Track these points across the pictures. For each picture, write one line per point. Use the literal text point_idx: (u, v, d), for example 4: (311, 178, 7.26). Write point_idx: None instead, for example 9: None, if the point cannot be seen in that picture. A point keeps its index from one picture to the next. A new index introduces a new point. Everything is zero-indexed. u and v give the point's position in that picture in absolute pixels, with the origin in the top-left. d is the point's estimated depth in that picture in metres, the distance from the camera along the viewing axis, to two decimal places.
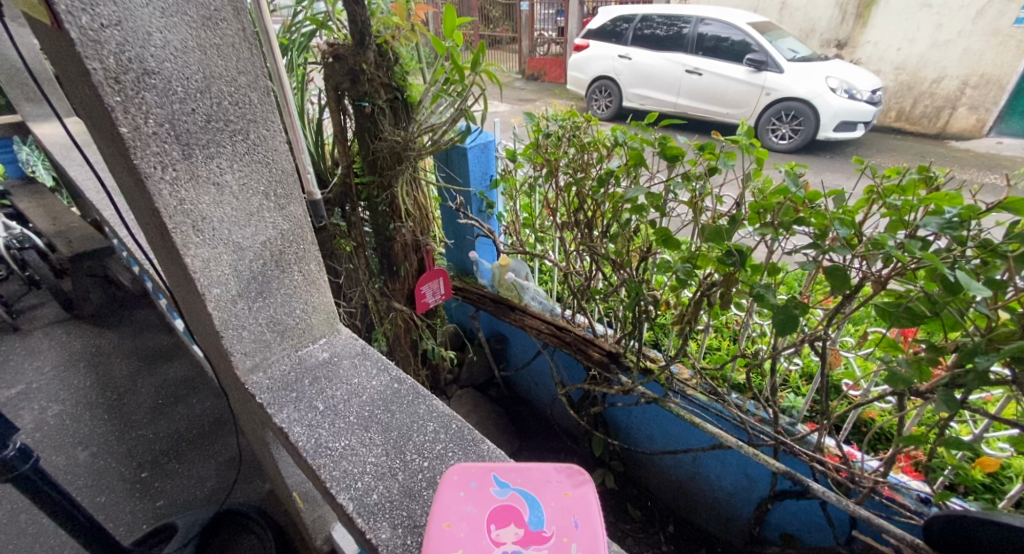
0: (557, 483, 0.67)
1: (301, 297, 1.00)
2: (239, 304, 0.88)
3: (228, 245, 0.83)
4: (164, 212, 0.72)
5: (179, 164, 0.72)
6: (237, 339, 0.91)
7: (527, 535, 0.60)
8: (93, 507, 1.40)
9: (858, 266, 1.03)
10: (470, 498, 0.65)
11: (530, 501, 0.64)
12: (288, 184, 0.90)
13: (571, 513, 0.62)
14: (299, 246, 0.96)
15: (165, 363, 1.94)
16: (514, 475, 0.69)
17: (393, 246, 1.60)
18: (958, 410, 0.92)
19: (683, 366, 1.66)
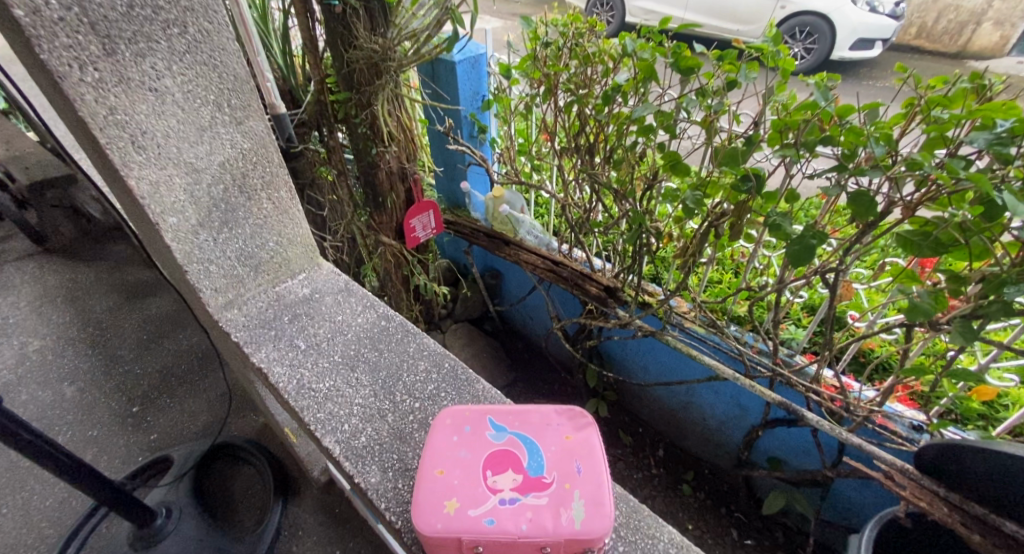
0: (557, 428, 0.67)
1: (273, 228, 0.92)
2: (201, 235, 0.80)
3: (180, 166, 0.73)
4: (92, 124, 0.61)
5: (101, 62, 0.59)
6: (204, 277, 0.83)
7: (526, 482, 0.60)
8: (85, 441, 1.39)
9: (885, 190, 0.94)
10: (465, 444, 0.66)
11: (528, 447, 0.65)
12: (243, 93, 0.79)
13: (572, 459, 0.63)
14: (266, 169, 0.86)
15: (147, 298, 1.87)
16: (513, 420, 0.70)
17: (377, 174, 1.47)
18: (974, 341, 0.88)
19: (682, 300, 1.62)
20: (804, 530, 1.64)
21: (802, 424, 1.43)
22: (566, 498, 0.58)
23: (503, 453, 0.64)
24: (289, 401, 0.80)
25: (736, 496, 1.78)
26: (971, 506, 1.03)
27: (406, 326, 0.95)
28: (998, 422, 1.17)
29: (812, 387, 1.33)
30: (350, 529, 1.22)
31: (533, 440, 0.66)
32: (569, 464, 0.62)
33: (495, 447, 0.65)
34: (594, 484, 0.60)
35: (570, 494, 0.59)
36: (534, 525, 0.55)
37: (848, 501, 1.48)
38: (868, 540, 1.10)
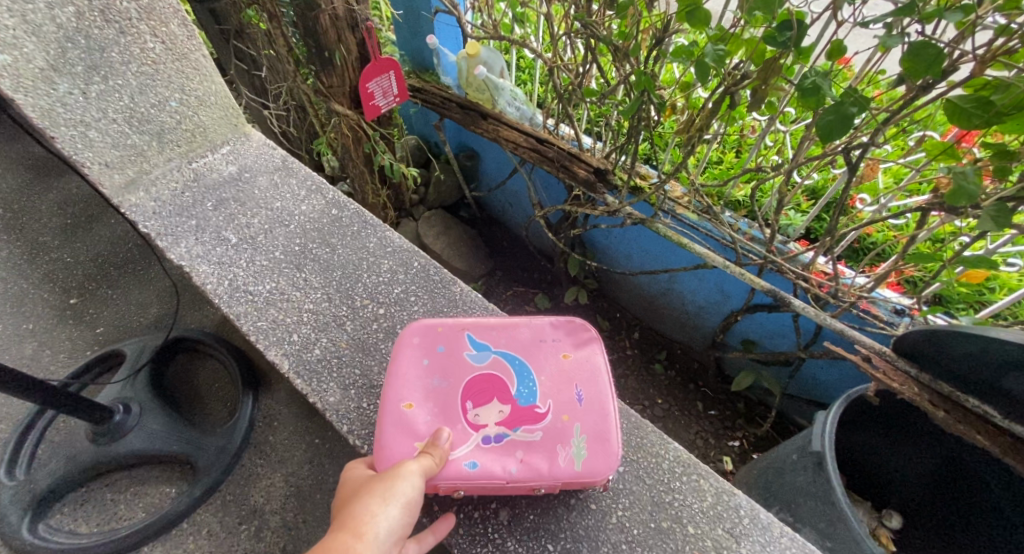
0: (556, 348, 0.78)
1: (170, 80, 0.92)
2: (58, 84, 0.79)
3: None
4: None
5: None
6: (82, 147, 0.85)
7: (515, 413, 0.69)
8: (22, 335, 1.27)
9: (950, 42, 0.76)
10: (444, 371, 0.73)
11: (517, 374, 0.74)
12: None
13: (568, 387, 0.73)
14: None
15: (62, 175, 1.59)
16: (502, 342, 0.78)
17: (319, 18, 1.18)
18: (1004, 227, 0.78)
19: (677, 183, 1.49)
20: (765, 403, 1.76)
21: (783, 309, 1.42)
22: (565, 433, 0.68)
23: (490, 380, 0.72)
24: (221, 304, 0.84)
25: (704, 374, 1.86)
26: (939, 385, 1.06)
27: (371, 220, 1.00)
28: (981, 306, 1.18)
29: (802, 274, 1.28)
30: (326, 420, 1.19)
31: (525, 367, 0.75)
32: (565, 393, 0.72)
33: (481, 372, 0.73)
34: (592, 415, 0.70)
35: (567, 429, 0.68)
36: (526, 459, 0.65)
37: (814, 377, 1.55)
38: (835, 417, 1.12)
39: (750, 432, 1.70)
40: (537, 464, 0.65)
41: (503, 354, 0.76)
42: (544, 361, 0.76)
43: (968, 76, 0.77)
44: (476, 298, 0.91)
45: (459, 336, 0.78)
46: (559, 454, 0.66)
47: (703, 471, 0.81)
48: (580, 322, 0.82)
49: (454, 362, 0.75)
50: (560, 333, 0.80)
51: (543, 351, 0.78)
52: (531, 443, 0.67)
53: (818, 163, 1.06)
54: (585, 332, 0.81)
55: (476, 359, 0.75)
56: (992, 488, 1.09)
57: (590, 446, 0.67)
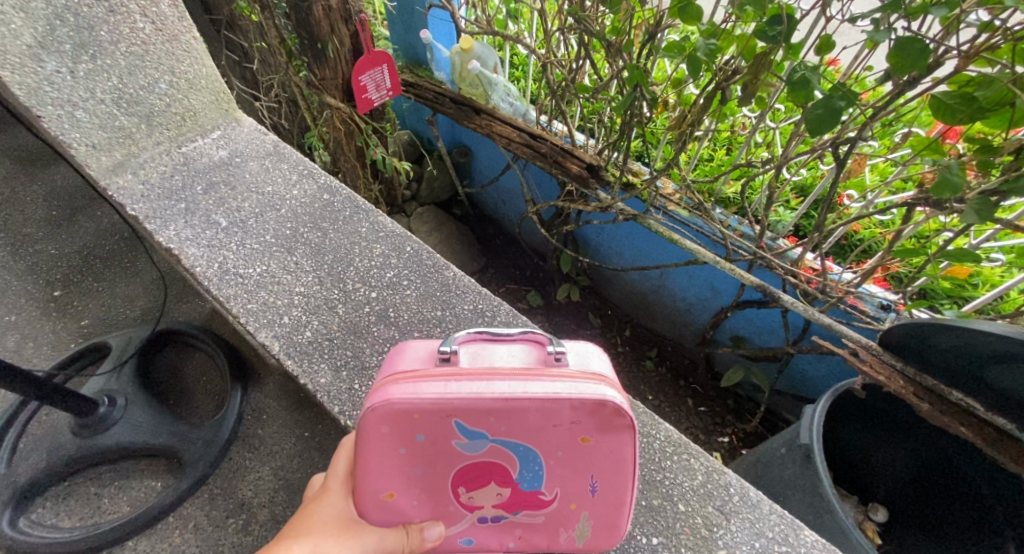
0: (574, 432, 0.55)
1: (161, 64, 0.93)
2: (48, 63, 0.81)
3: None
4: None
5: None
6: (69, 127, 0.84)
7: (515, 499, 0.59)
8: (4, 327, 1.24)
9: (936, 39, 0.78)
10: (429, 461, 0.57)
11: (520, 461, 0.56)
12: None
13: (580, 478, 0.59)
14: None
15: (47, 166, 1.57)
16: (503, 423, 0.54)
17: (311, 9, 1.18)
18: (987, 220, 0.80)
19: (668, 180, 1.49)
20: (754, 399, 1.78)
21: (772, 305, 1.43)
22: (569, 519, 0.62)
23: (488, 472, 0.57)
24: (211, 288, 0.83)
25: (694, 371, 1.88)
26: (923, 378, 1.08)
27: (362, 207, 0.99)
28: (964, 301, 1.21)
29: (792, 270, 1.30)
30: (317, 414, 1.18)
31: (532, 455, 0.56)
32: (577, 485, 0.59)
33: (474, 460, 0.57)
34: (603, 504, 0.61)
35: (573, 518, 0.61)
36: (528, 541, 0.64)
37: (802, 373, 1.57)
38: (822, 410, 1.13)
39: (739, 428, 1.72)
40: (540, 543, 0.64)
41: (503, 443, 0.55)
42: (556, 450, 0.56)
43: (952, 72, 0.79)
44: (469, 284, 0.91)
45: (439, 421, 0.54)
46: (562, 537, 0.63)
47: (693, 451, 0.82)
48: (612, 403, 0.53)
49: (440, 452, 0.56)
50: (583, 413, 0.54)
51: (558, 435, 0.55)
52: (533, 529, 0.62)
53: (807, 158, 1.08)
54: (616, 415, 0.54)
55: (468, 447, 0.56)
56: (973, 477, 1.11)
57: (594, 529, 0.63)
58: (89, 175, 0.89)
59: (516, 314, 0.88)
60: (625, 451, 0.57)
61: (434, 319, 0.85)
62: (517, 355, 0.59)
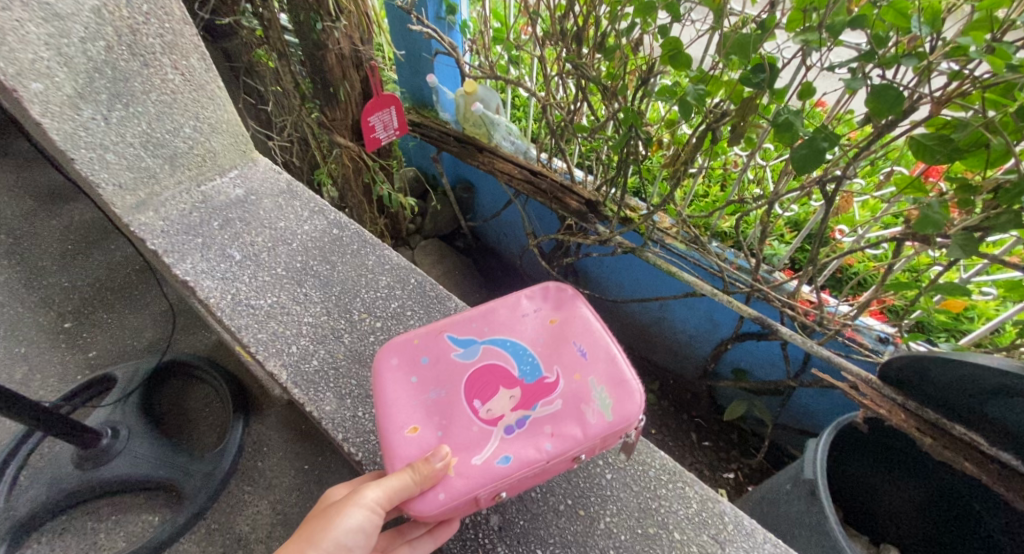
0: (540, 312, 0.78)
1: (186, 110, 0.97)
2: (84, 111, 0.83)
3: (37, 8, 0.74)
4: None
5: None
6: (98, 168, 0.87)
7: (526, 394, 0.68)
8: (14, 358, 1.26)
9: (911, 86, 0.83)
10: (440, 381, 0.70)
11: (513, 357, 0.72)
12: None
13: (567, 349, 0.73)
14: (160, 25, 0.88)
15: (67, 202, 1.63)
16: (486, 322, 0.77)
17: (325, 56, 1.26)
18: (971, 255, 0.83)
19: (665, 214, 1.53)
20: (759, 433, 1.75)
21: (772, 337, 1.45)
22: (583, 392, 0.67)
23: (493, 377, 0.69)
24: (224, 318, 0.86)
25: (697, 404, 1.86)
26: (925, 412, 1.08)
27: (369, 241, 1.03)
28: (960, 334, 1.21)
29: (788, 303, 1.32)
30: (318, 445, 1.18)
31: (519, 346, 0.73)
32: (569, 356, 0.72)
33: (479, 370, 0.70)
34: (599, 365, 0.71)
35: (585, 387, 0.68)
36: (563, 433, 0.64)
37: (805, 407, 1.56)
38: (825, 445, 1.12)
39: (745, 463, 1.69)
40: (574, 431, 0.64)
41: (491, 342, 0.74)
42: (534, 333, 0.75)
43: (927, 116, 0.84)
44: None
45: (438, 340, 0.74)
46: (589, 412, 0.65)
47: (689, 478, 0.81)
48: (549, 284, 0.83)
49: (447, 370, 0.71)
50: (535, 297, 0.80)
51: (530, 322, 0.76)
52: (558, 417, 0.65)
53: (797, 195, 1.12)
54: (560, 291, 0.81)
55: (468, 358, 0.72)
56: (982, 513, 1.09)
57: (611, 391, 0.68)
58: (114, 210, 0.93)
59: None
60: (580, 310, 0.78)
61: None
62: (481, 311, 0.78)
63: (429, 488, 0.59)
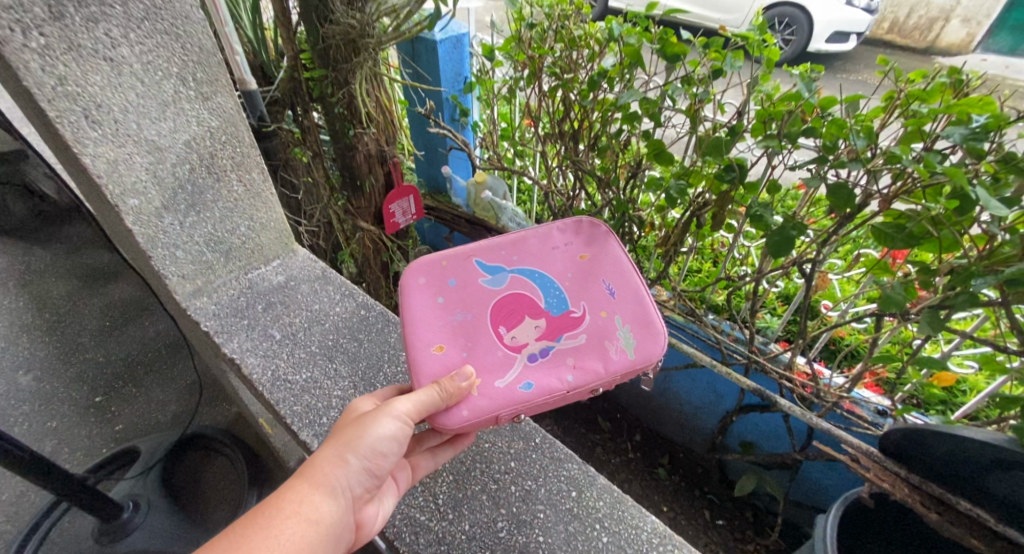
0: (572, 249, 0.86)
1: (244, 213, 1.06)
2: (165, 218, 0.92)
3: (141, 143, 0.84)
4: (43, 95, 0.69)
5: (47, 26, 0.67)
6: (169, 264, 0.96)
7: (551, 324, 0.77)
8: (44, 433, 1.32)
9: (863, 183, 0.96)
10: (467, 304, 0.79)
11: (540, 289, 0.80)
12: (209, 67, 0.90)
13: (596, 288, 0.81)
14: (235, 149, 0.99)
15: (110, 283, 1.78)
16: (516, 253, 0.85)
17: (355, 156, 1.45)
18: (940, 330, 0.92)
19: (662, 288, 1.63)
20: (773, 511, 1.70)
21: (773, 409, 1.47)
22: (608, 329, 0.76)
23: (521, 305, 0.79)
24: (264, 392, 0.94)
25: (708, 479, 1.83)
26: (930, 487, 1.07)
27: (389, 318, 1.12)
28: (957, 407, 1.25)
29: (785, 374, 1.37)
30: None
31: (546, 279, 0.81)
32: (597, 294, 0.80)
33: (507, 297, 0.80)
34: (626, 305, 0.79)
35: (610, 325, 0.77)
36: (584, 366, 0.73)
37: (816, 482, 1.54)
38: (834, 521, 1.12)
39: (762, 544, 1.63)
40: (596, 365, 0.73)
41: (520, 272, 0.83)
42: (564, 268, 0.83)
43: (880, 208, 0.96)
44: None
45: (469, 266, 0.84)
46: (611, 350, 0.74)
47: (679, 543, 0.79)
48: (586, 221, 0.90)
49: (477, 294, 0.80)
50: (568, 235, 0.88)
51: (561, 259, 0.84)
52: (581, 351, 0.74)
53: (779, 273, 1.22)
54: (595, 228, 0.89)
55: (497, 285, 0.81)
56: None
57: (635, 333, 0.76)
58: (173, 297, 1.02)
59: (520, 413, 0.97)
60: (613, 252, 0.85)
61: None
62: (512, 243, 0.87)
63: (454, 404, 0.68)
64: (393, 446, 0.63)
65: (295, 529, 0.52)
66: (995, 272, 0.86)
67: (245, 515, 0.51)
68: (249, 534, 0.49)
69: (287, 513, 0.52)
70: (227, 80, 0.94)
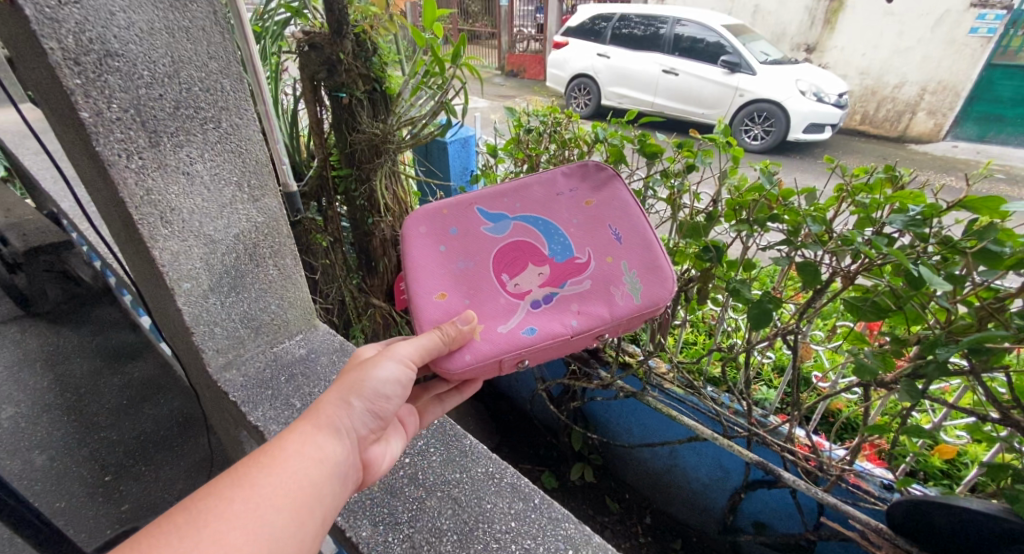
0: (577, 196, 0.91)
1: (276, 292, 1.17)
2: (210, 298, 1.03)
3: (200, 238, 0.97)
4: (132, 203, 0.84)
5: (145, 151, 0.84)
6: (207, 339, 1.06)
7: (555, 272, 0.84)
8: (52, 513, 1.33)
9: (828, 261, 1.06)
10: (470, 252, 0.87)
11: (545, 238, 0.87)
12: (261, 175, 1.06)
13: (602, 234, 0.87)
14: (274, 240, 1.12)
15: (131, 362, 1.87)
16: (519, 202, 0.91)
17: (372, 241, 1.62)
18: (920, 401, 0.96)
19: (661, 360, 1.68)
20: None
21: (780, 485, 1.45)
22: (613, 275, 0.84)
23: (524, 253, 0.86)
24: None
25: None
26: None
27: None
28: (961, 481, 1.24)
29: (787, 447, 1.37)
30: None
31: (551, 227, 0.88)
32: (603, 240, 0.87)
33: (510, 245, 0.87)
34: (631, 251, 0.86)
35: (615, 271, 0.84)
36: (588, 311, 0.81)
37: None
38: None
39: None
40: (600, 309, 0.81)
41: (522, 220, 0.89)
42: (568, 215, 0.89)
43: (846, 284, 1.05)
44: (485, 450, 1.05)
45: (470, 214, 0.90)
46: (616, 295, 0.82)
47: None
48: (590, 166, 0.94)
49: (480, 243, 0.88)
50: (574, 182, 0.92)
51: (566, 207, 0.90)
52: (585, 296, 0.82)
53: (766, 344, 1.30)
54: (599, 172, 0.93)
55: (499, 233, 0.88)
56: None
57: (642, 278, 0.84)
58: (206, 369, 1.12)
59: (521, 475, 0.99)
60: (618, 198, 0.91)
61: (454, 481, 0.97)
62: (514, 191, 0.92)
63: (457, 349, 0.78)
64: (393, 389, 0.72)
65: (300, 465, 0.57)
66: (956, 341, 0.93)
67: (249, 455, 0.56)
68: (254, 471, 0.54)
69: (292, 450, 0.58)
70: (274, 185, 1.10)
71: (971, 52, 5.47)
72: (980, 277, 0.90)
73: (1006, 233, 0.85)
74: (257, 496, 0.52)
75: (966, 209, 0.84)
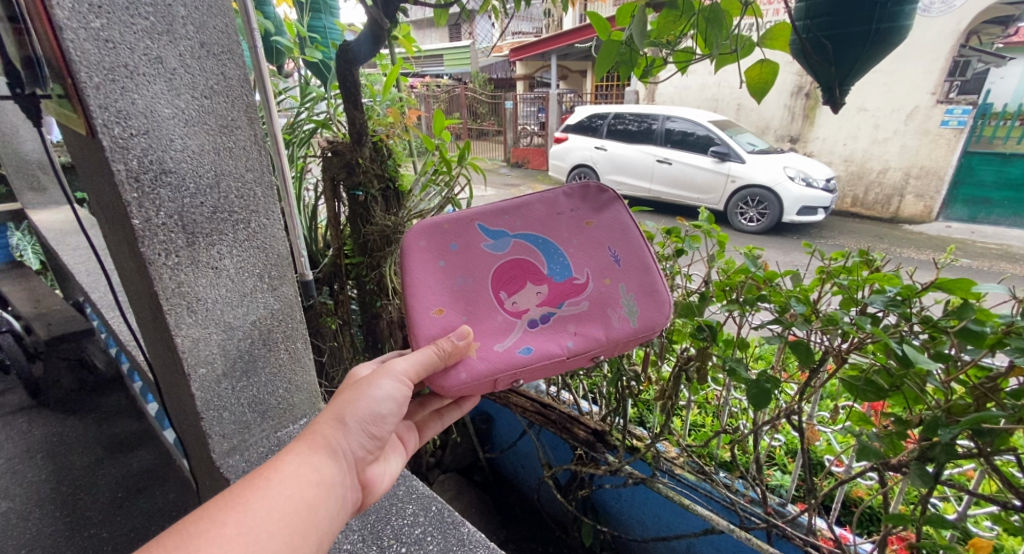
0: (580, 214, 0.91)
1: (284, 376, 1.20)
2: (223, 383, 1.07)
3: (218, 325, 1.04)
4: (163, 294, 0.92)
5: (182, 250, 0.94)
6: (215, 422, 1.08)
7: (554, 292, 0.86)
8: None
9: (820, 340, 1.09)
10: (469, 269, 0.88)
11: (545, 258, 0.88)
12: (281, 266, 1.15)
13: (601, 256, 0.89)
14: (287, 324, 1.19)
15: (131, 453, 1.85)
16: (519, 217, 0.91)
17: (379, 322, 1.69)
18: (933, 486, 0.93)
19: (669, 443, 1.62)
20: None
21: None
22: (611, 298, 0.86)
23: (524, 271, 0.88)
24: None
25: None
26: None
27: (399, 475, 1.18)
28: None
29: (808, 540, 1.28)
30: None
31: (552, 247, 0.89)
32: (603, 262, 0.88)
33: (509, 263, 0.88)
34: (631, 274, 0.88)
35: (614, 294, 0.86)
36: (584, 333, 0.83)
37: None
38: None
39: None
40: (597, 331, 0.83)
41: (523, 237, 0.90)
42: (569, 235, 0.90)
43: (839, 363, 1.08)
44: (483, 540, 1.00)
45: (470, 230, 0.90)
46: (614, 317, 0.84)
47: None
48: (593, 187, 0.94)
49: (479, 259, 0.88)
50: (576, 201, 0.92)
51: (568, 226, 0.90)
52: (582, 318, 0.84)
53: (773, 426, 1.26)
54: (601, 193, 0.93)
55: (499, 250, 0.89)
56: None
57: (639, 302, 0.85)
58: (210, 454, 1.12)
59: None
60: (619, 219, 0.91)
61: None
62: (516, 206, 0.91)
63: (454, 365, 0.80)
64: (387, 406, 0.79)
65: (293, 487, 0.64)
66: (956, 422, 0.92)
67: (248, 475, 0.63)
68: (250, 493, 0.60)
69: (287, 470, 0.66)
70: (291, 275, 1.19)
71: (947, 141, 5.83)
72: (967, 355, 0.92)
73: (984, 312, 0.87)
74: (250, 518, 0.58)
75: (941, 291, 0.88)
